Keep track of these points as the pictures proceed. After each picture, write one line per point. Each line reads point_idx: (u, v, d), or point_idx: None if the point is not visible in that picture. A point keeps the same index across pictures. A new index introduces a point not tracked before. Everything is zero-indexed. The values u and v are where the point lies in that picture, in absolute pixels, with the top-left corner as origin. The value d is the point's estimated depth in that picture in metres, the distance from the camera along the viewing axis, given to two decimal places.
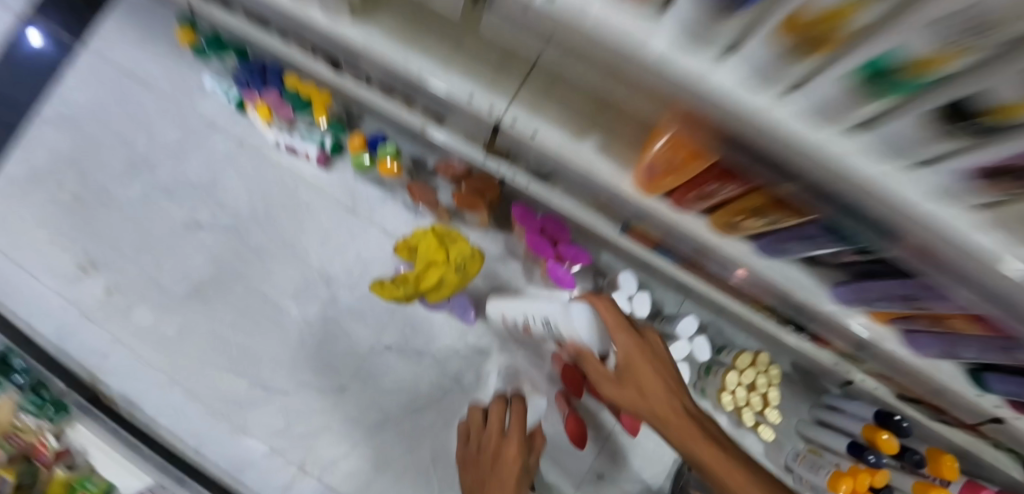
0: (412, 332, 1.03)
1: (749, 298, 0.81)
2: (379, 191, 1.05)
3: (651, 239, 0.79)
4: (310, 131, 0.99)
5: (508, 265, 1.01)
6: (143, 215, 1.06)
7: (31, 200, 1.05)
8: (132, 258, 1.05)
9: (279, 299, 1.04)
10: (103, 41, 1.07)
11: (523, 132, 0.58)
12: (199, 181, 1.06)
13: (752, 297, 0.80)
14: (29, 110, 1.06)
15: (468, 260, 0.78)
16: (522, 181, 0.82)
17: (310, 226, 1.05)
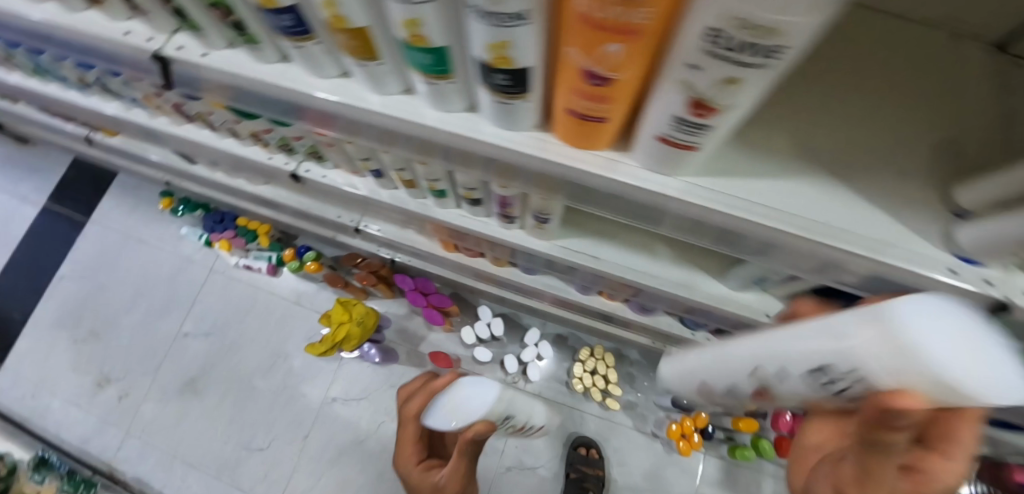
0: (351, 383, 1.37)
1: (567, 308, 1.18)
2: (315, 285, 1.42)
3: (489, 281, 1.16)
4: (261, 251, 1.38)
5: (414, 319, 1.40)
6: (142, 334, 1.42)
7: (62, 340, 1.42)
8: (135, 368, 1.39)
9: (249, 378, 1.38)
10: (104, 215, 1.49)
11: (371, 229, 1.03)
12: (182, 300, 1.43)
13: (567, 307, 1.17)
14: (55, 274, 1.46)
15: (363, 317, 1.18)
16: (403, 256, 1.19)
17: (268, 319, 1.41)
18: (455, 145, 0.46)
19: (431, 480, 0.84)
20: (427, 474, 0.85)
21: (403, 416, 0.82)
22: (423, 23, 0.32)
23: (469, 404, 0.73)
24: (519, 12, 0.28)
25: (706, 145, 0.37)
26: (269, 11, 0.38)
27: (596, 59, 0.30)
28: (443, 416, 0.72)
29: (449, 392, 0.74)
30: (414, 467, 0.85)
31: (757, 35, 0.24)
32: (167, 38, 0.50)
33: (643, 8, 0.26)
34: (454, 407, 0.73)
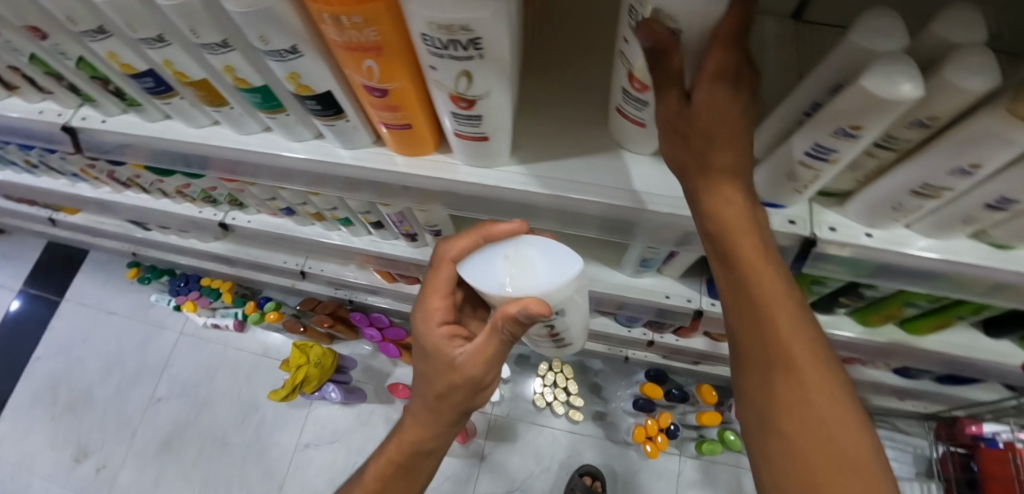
0: (323, 426, 1.36)
1: None
2: (281, 334, 1.46)
3: None
4: (227, 309, 1.43)
5: (379, 357, 1.43)
6: (119, 404, 1.44)
7: (39, 419, 1.44)
8: (113, 439, 1.40)
9: (223, 433, 1.37)
10: (80, 292, 1.56)
11: (315, 270, 1.08)
12: (157, 366, 1.46)
13: None
14: (33, 355, 1.51)
15: (321, 357, 1.23)
16: (359, 295, 1.23)
17: (238, 373, 1.43)
18: (316, 170, 0.54)
19: (449, 354, 0.53)
20: (448, 344, 0.53)
21: (441, 257, 0.52)
22: (238, 67, 0.41)
23: (537, 274, 0.45)
24: (293, 45, 0.36)
25: (497, 136, 0.44)
26: (131, 77, 0.47)
27: (367, 73, 0.38)
28: (495, 271, 0.46)
29: (515, 245, 0.47)
30: (436, 329, 0.54)
31: (450, 32, 0.32)
32: (74, 112, 0.59)
33: (370, 27, 0.34)
34: (516, 270, 0.46)
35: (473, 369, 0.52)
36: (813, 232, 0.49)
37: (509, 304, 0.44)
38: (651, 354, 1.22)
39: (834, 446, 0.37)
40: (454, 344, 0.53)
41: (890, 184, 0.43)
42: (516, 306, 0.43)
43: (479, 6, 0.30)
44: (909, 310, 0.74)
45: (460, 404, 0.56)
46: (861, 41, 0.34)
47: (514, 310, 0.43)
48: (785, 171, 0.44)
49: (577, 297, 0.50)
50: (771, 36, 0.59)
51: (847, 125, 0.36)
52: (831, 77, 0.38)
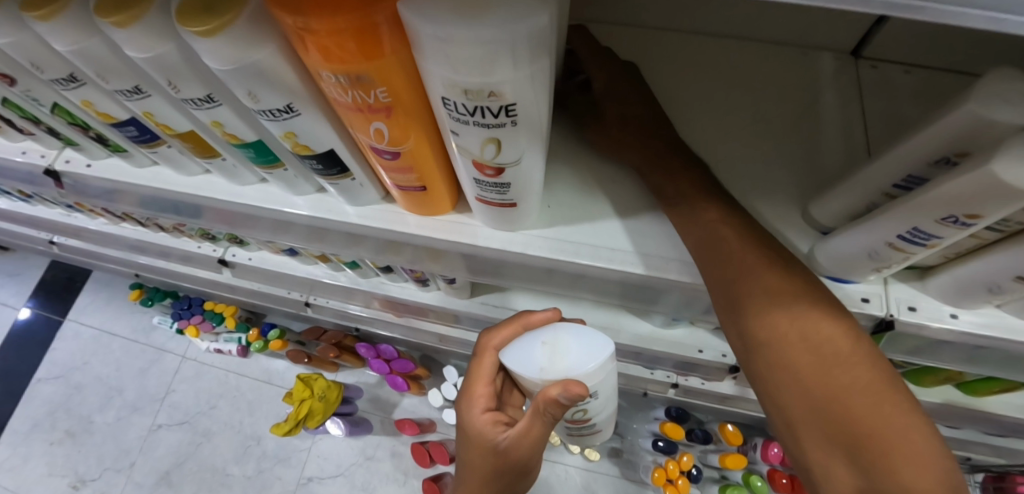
0: (326, 460, 1.30)
1: None
2: (285, 361, 1.40)
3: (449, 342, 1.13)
4: (231, 333, 1.35)
5: (385, 387, 1.35)
6: (119, 430, 1.39)
7: (38, 445, 1.40)
8: (112, 467, 1.36)
9: (224, 464, 1.32)
10: (82, 312, 1.53)
11: (320, 302, 1.03)
12: (158, 392, 1.42)
13: None
14: (32, 378, 1.47)
15: (326, 391, 1.16)
16: (366, 326, 1.17)
17: (240, 402, 1.38)
18: (318, 225, 0.48)
19: (492, 446, 0.46)
20: (491, 430, 0.47)
21: (482, 346, 0.47)
22: (226, 122, 0.35)
23: (574, 361, 0.41)
24: (288, 103, 0.30)
25: (526, 201, 0.38)
26: (112, 125, 0.41)
27: (377, 137, 0.32)
28: (532, 356, 0.41)
29: (554, 330, 0.42)
30: (480, 416, 0.47)
31: (476, 98, 0.26)
32: (58, 153, 0.54)
33: (380, 87, 0.28)
34: (555, 357, 0.41)
35: (521, 455, 0.45)
36: (890, 314, 0.42)
37: (551, 386, 0.39)
38: (673, 394, 1.12)
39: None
40: (498, 431, 0.47)
41: (990, 270, 0.36)
42: (556, 388, 0.39)
43: (515, 69, 0.24)
44: (972, 373, 0.67)
45: (507, 489, 0.50)
46: (981, 111, 0.27)
47: (556, 393, 0.39)
48: (864, 250, 0.37)
49: (613, 380, 0.46)
50: (828, 78, 0.53)
51: (961, 213, 0.29)
52: (936, 149, 0.31)
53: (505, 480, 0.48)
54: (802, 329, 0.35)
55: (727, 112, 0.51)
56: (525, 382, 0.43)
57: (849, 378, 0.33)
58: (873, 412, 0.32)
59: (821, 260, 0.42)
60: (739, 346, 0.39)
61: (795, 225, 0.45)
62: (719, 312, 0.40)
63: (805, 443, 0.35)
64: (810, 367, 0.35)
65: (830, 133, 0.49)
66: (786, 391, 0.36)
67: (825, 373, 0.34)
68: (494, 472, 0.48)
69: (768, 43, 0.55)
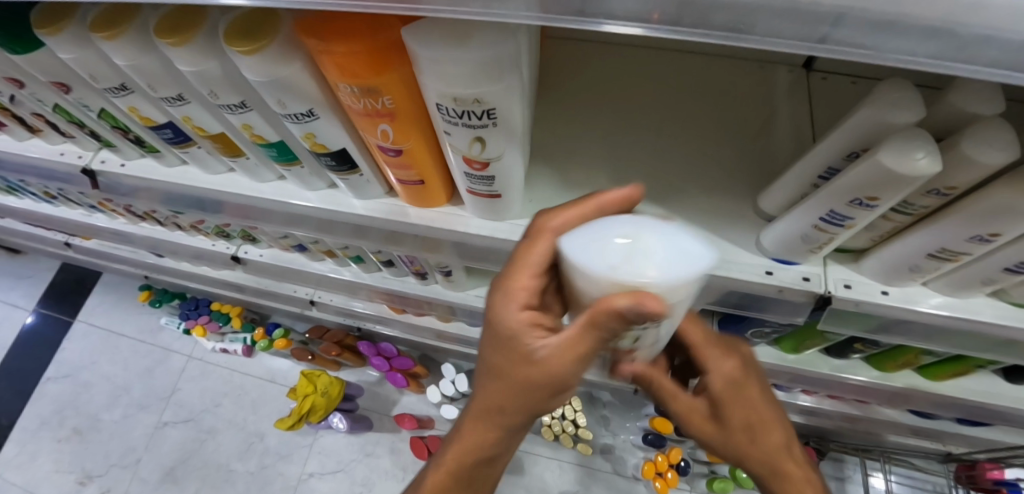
0: (327, 456, 1.34)
1: None
2: (289, 361, 1.45)
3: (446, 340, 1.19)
4: (237, 333, 1.41)
5: (384, 385, 1.40)
6: (126, 428, 1.43)
7: (46, 442, 1.44)
8: (119, 463, 1.40)
9: (228, 461, 1.36)
10: (91, 314, 1.58)
11: (324, 299, 1.08)
12: (164, 390, 1.46)
13: None
14: (42, 377, 1.52)
15: (329, 388, 1.21)
16: (367, 324, 1.22)
17: (245, 400, 1.42)
18: (328, 217, 0.54)
19: (528, 350, 0.39)
20: (528, 335, 0.39)
21: (537, 228, 0.38)
22: (254, 125, 0.41)
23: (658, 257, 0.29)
24: (309, 109, 0.37)
25: (510, 193, 0.44)
26: (151, 128, 0.48)
27: (382, 137, 0.38)
28: (596, 246, 0.30)
29: (637, 225, 0.30)
30: (517, 315, 0.39)
31: (463, 105, 0.32)
32: (93, 154, 0.60)
33: (385, 95, 0.34)
34: (631, 249, 0.29)
35: (560, 371, 0.38)
36: (829, 291, 0.48)
37: (614, 293, 0.29)
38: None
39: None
40: (536, 338, 0.39)
41: (904, 247, 0.42)
42: (624, 295, 0.29)
43: (494, 81, 0.30)
44: (926, 358, 0.73)
45: (535, 409, 0.43)
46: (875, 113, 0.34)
47: (621, 302, 0.28)
48: (800, 233, 0.43)
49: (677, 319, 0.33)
50: (783, 88, 0.60)
51: (863, 196, 0.35)
52: (847, 146, 0.38)
53: (535, 396, 0.41)
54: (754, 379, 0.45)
55: (693, 118, 0.57)
56: (575, 288, 0.33)
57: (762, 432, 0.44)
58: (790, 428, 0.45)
59: (767, 245, 0.48)
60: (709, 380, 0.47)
61: (747, 216, 0.51)
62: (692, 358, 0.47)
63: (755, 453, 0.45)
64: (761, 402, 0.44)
65: (782, 137, 0.55)
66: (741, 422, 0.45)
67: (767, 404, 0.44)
68: (527, 380, 0.40)
69: (731, 57, 0.62)
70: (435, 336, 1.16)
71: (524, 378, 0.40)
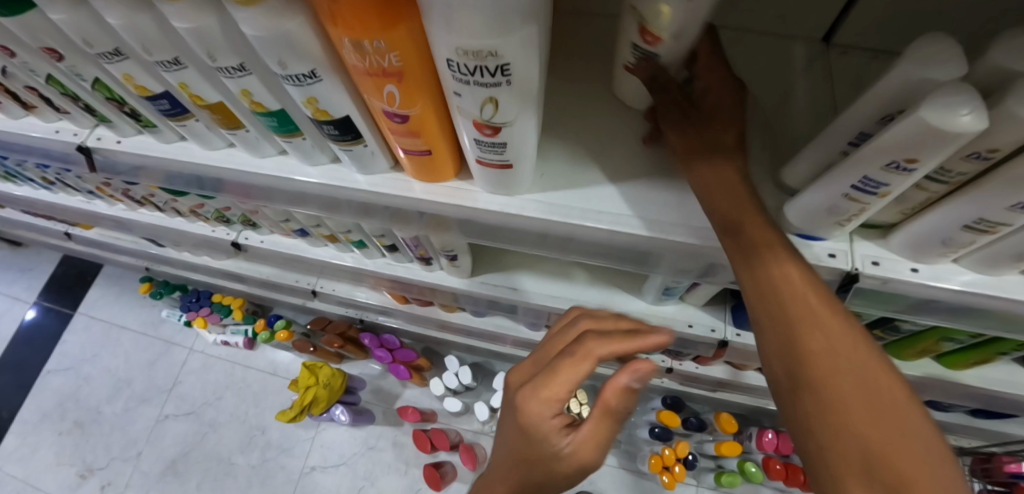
0: (329, 449, 1.32)
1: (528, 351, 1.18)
2: (291, 353, 1.43)
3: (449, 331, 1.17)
4: (238, 325, 1.39)
5: (387, 378, 1.38)
6: (127, 421, 1.42)
7: (46, 434, 1.43)
8: (120, 456, 1.38)
9: (229, 454, 1.35)
10: (92, 306, 1.57)
11: (327, 289, 1.06)
12: (166, 383, 1.45)
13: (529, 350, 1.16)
14: (43, 369, 1.51)
15: (331, 379, 1.18)
16: (369, 315, 1.20)
17: (247, 392, 1.41)
18: (331, 194, 0.52)
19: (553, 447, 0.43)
20: (555, 435, 0.43)
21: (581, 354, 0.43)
22: (253, 91, 0.39)
23: None
24: (312, 70, 0.35)
25: (521, 164, 0.42)
26: (147, 99, 0.46)
27: (389, 101, 0.36)
28: None
29: None
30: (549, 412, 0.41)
31: (476, 59, 0.30)
32: (90, 131, 0.59)
33: (392, 51, 0.32)
34: None
35: (587, 460, 0.43)
36: (855, 268, 0.46)
37: (617, 376, 0.41)
38: (667, 380, 1.15)
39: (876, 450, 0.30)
40: (562, 437, 0.43)
41: (936, 219, 0.40)
42: (624, 376, 0.40)
43: (510, 31, 0.28)
44: (947, 345, 0.70)
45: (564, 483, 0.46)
46: (914, 69, 0.31)
47: (625, 380, 0.40)
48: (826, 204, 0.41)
49: None
50: (800, 64, 0.57)
51: (901, 159, 0.33)
52: (880, 109, 0.35)
53: (559, 480, 0.46)
54: (858, 371, 0.33)
55: None
56: None
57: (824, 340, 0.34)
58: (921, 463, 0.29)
59: (791, 219, 0.46)
60: (777, 360, 0.36)
61: (768, 190, 0.49)
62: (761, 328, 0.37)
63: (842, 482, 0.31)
64: (864, 401, 0.32)
65: (800, 112, 0.53)
66: (823, 437, 0.32)
67: (877, 407, 0.31)
68: (561, 473, 0.45)
69: (747, 32, 0.59)
70: (439, 327, 1.14)
71: (544, 466, 0.45)
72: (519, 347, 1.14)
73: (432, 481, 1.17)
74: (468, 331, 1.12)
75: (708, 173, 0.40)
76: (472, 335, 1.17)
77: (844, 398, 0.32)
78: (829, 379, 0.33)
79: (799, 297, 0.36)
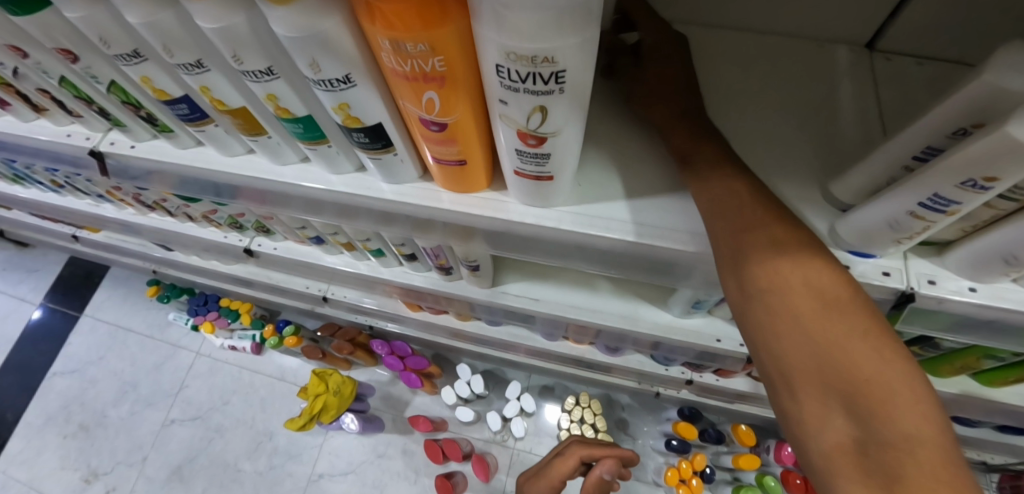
0: (337, 456, 1.29)
1: (542, 361, 1.15)
2: (298, 359, 1.41)
3: (462, 339, 1.13)
4: (246, 330, 1.36)
5: (397, 385, 1.35)
6: (133, 425, 1.40)
7: (51, 438, 1.41)
8: (125, 461, 1.36)
9: (236, 460, 1.32)
10: (99, 308, 1.55)
11: (338, 296, 1.03)
12: (172, 387, 1.43)
13: (543, 359, 1.13)
14: (49, 371, 1.49)
15: (341, 387, 1.15)
16: (379, 322, 1.17)
17: (253, 398, 1.38)
18: (354, 203, 0.50)
19: None
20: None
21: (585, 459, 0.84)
22: (280, 96, 0.37)
23: None
24: (346, 74, 0.32)
25: (562, 174, 0.40)
26: (164, 103, 0.43)
27: (426, 108, 0.34)
28: None
29: None
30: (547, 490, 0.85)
31: (529, 65, 0.28)
32: (102, 135, 0.56)
33: (435, 55, 0.29)
34: None
35: None
36: (911, 287, 0.43)
37: (601, 469, 0.84)
38: (684, 391, 1.12)
39: (875, 410, 0.31)
40: None
41: (1002, 240, 0.37)
42: (603, 470, 0.84)
43: (569, 34, 0.26)
44: (989, 363, 0.67)
45: None
46: (996, 81, 0.29)
47: (602, 470, 0.84)
48: (886, 220, 0.38)
49: None
50: (844, 69, 0.55)
51: (980, 177, 0.30)
52: (952, 122, 0.32)
53: None
54: (810, 291, 0.35)
55: (747, 100, 0.52)
56: None
57: (820, 307, 0.34)
58: (874, 364, 0.32)
59: (842, 233, 0.43)
60: (734, 294, 0.38)
61: (815, 201, 0.46)
62: (722, 263, 0.39)
63: (801, 393, 0.34)
64: (817, 319, 0.34)
65: (848, 120, 0.50)
66: (780, 358, 0.35)
67: (829, 323, 0.33)
68: None
69: (786, 37, 0.57)
70: (451, 334, 1.11)
71: None
72: (534, 356, 1.12)
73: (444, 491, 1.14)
74: (482, 340, 1.09)
75: (718, 187, 0.40)
76: (484, 344, 1.14)
77: (799, 321, 0.34)
78: (781, 305, 0.35)
79: (753, 233, 0.37)
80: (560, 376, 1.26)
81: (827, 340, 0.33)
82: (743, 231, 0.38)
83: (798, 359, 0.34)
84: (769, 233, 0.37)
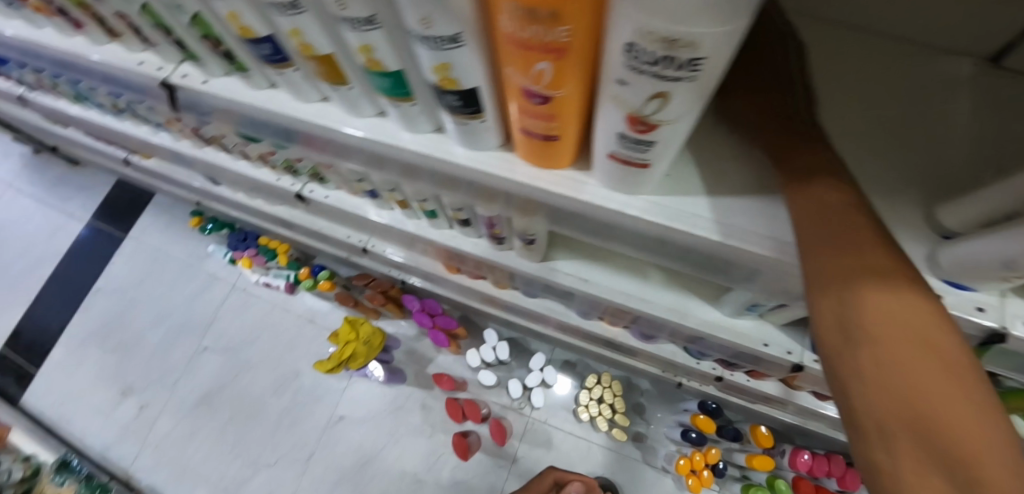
0: (357, 402, 1.34)
1: (573, 337, 1.14)
2: (328, 304, 1.43)
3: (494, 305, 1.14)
4: (282, 270, 1.42)
5: (422, 342, 1.36)
6: (169, 348, 1.47)
7: (93, 349, 1.50)
8: (160, 380, 1.44)
9: (263, 394, 1.38)
10: (142, 232, 1.60)
11: (378, 249, 1.04)
12: (207, 317, 1.48)
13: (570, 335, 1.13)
14: (93, 287, 1.56)
15: (371, 337, 1.15)
16: (412, 277, 1.18)
17: (283, 338, 1.42)
18: (424, 167, 0.48)
19: None
20: None
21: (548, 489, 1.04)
22: (376, 48, 0.34)
23: None
24: (457, 32, 0.30)
25: (658, 164, 0.37)
26: (249, 41, 0.42)
27: (533, 78, 0.32)
28: None
29: None
30: None
31: (669, 46, 0.25)
32: (173, 67, 0.55)
33: (564, 25, 0.27)
34: None
35: None
36: (1007, 327, 0.40)
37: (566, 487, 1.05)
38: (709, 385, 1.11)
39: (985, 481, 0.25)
40: None
41: None
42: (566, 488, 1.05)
43: (724, 21, 0.23)
44: None
45: None
46: None
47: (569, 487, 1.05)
48: (999, 258, 0.34)
49: None
50: (962, 86, 0.49)
51: None
52: None
53: None
54: (906, 327, 0.29)
55: (845, 106, 0.48)
56: None
57: (915, 348, 0.28)
58: (976, 426, 0.26)
59: (942, 262, 0.40)
60: (823, 316, 0.31)
61: (914, 229, 0.43)
62: (808, 277, 0.32)
63: (891, 447, 0.28)
64: (910, 360, 0.28)
65: (960, 147, 0.46)
66: (855, 372, 0.29)
67: (923, 369, 0.28)
68: None
69: (903, 44, 0.51)
70: (482, 299, 1.11)
71: None
72: (563, 331, 1.12)
73: (460, 450, 1.22)
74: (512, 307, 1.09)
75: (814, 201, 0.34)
76: (514, 311, 1.14)
77: (890, 361, 0.28)
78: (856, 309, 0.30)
79: (826, 225, 0.32)
80: (586, 353, 1.26)
81: (927, 388, 0.27)
82: (815, 222, 0.33)
83: (887, 407, 0.28)
84: (868, 250, 0.31)
